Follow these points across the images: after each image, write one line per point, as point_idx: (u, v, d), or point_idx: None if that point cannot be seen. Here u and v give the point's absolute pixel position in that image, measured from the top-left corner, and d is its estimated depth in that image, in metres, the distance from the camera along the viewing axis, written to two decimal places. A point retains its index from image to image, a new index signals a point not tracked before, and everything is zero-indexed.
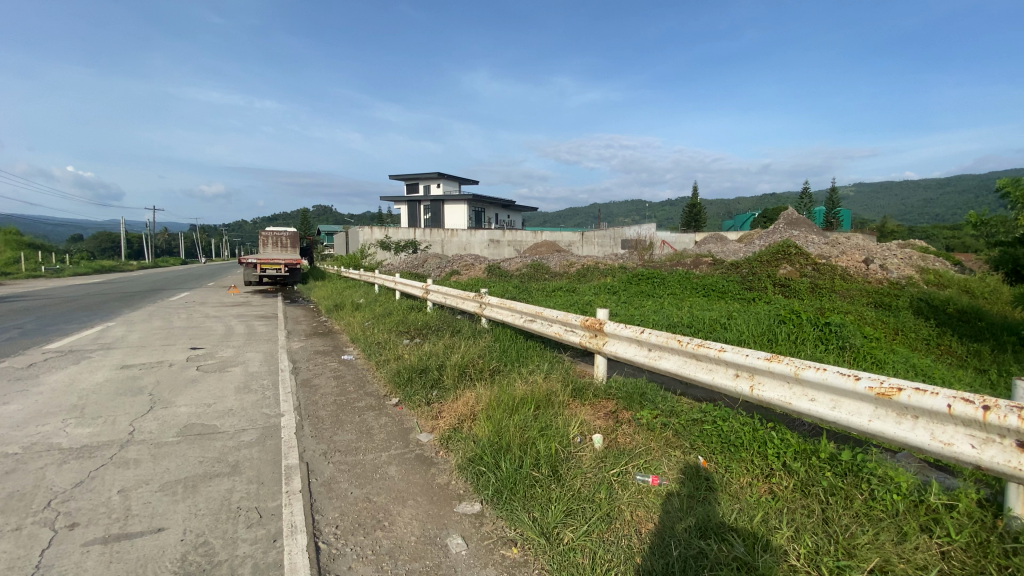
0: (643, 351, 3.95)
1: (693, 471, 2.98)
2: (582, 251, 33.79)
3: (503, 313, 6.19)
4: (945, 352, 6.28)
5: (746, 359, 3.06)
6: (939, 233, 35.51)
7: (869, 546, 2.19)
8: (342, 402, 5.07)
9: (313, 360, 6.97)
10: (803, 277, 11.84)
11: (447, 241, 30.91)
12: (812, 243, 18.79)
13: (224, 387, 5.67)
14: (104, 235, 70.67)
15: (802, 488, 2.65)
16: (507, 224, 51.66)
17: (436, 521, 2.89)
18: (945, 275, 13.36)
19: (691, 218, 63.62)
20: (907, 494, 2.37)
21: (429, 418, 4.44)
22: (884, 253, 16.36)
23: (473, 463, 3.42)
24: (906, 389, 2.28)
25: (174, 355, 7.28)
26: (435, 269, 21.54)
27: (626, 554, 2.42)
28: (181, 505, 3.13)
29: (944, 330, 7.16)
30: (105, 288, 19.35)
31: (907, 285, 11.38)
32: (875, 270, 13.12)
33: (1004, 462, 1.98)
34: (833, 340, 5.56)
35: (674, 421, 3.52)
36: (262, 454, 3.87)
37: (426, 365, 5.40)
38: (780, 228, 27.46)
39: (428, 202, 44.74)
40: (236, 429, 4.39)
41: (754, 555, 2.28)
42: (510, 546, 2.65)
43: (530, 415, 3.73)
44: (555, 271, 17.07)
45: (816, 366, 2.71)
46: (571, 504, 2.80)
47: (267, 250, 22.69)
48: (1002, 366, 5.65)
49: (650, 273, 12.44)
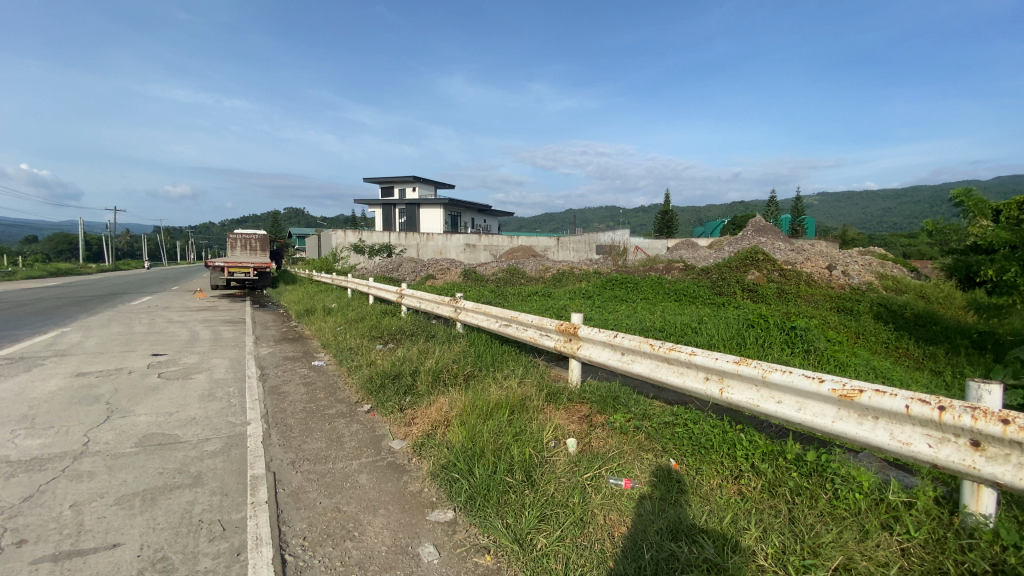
0: (616, 355, 3.98)
1: (665, 474, 3.01)
2: (558, 256, 34.04)
3: (479, 318, 6.13)
4: (903, 354, 6.56)
5: (716, 363, 3.11)
6: (896, 240, 37.18)
7: (833, 545, 2.25)
8: (312, 410, 4.94)
9: (281, 366, 6.77)
10: (769, 282, 12.22)
11: (423, 245, 30.69)
12: (780, 249, 19.42)
13: (187, 395, 5.47)
14: (61, 236, 67.98)
15: (769, 489, 2.70)
16: (483, 227, 51.70)
17: (408, 530, 2.83)
18: (902, 280, 13.96)
19: (663, 225, 65.04)
20: (868, 493, 2.44)
21: (402, 425, 4.37)
22: (846, 259, 17.04)
23: (446, 470, 3.37)
24: (867, 390, 2.36)
25: (134, 362, 6.97)
26: (409, 273, 21.37)
27: (599, 558, 2.43)
28: (139, 518, 3.00)
29: (903, 333, 7.47)
30: (94, 288, 20.61)
31: (868, 291, 11.84)
32: (838, 276, 13.64)
33: (959, 461, 2.06)
34: (798, 344, 5.74)
35: (646, 425, 3.56)
36: (226, 464, 3.73)
37: (398, 371, 5.31)
38: (748, 235, 28.42)
39: (404, 206, 44.40)
40: (199, 438, 4.23)
41: (724, 556, 2.32)
42: (483, 554, 2.62)
43: (504, 421, 3.70)
44: (531, 275, 17.18)
45: (783, 369, 2.76)
46: (544, 510, 2.78)
47: (234, 253, 22.08)
48: (956, 368, 5.91)
49: (624, 278, 12.56)
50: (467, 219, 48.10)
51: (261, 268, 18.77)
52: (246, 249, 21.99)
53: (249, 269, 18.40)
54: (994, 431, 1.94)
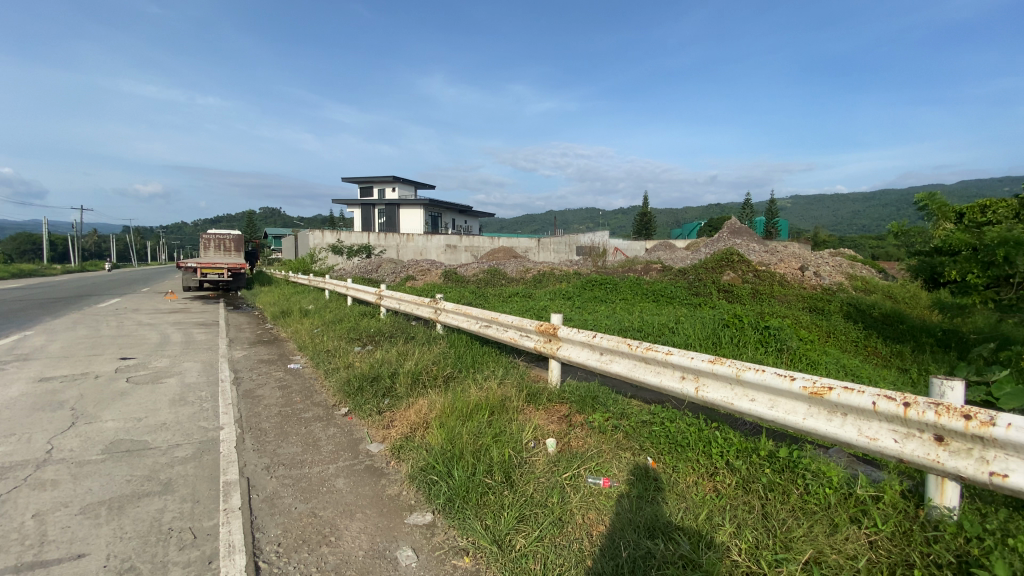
0: (595, 355, 4.01)
1: (642, 472, 3.04)
2: (539, 257, 34.17)
3: (459, 319, 6.11)
4: (872, 352, 6.78)
5: (691, 362, 3.17)
6: (865, 242, 38.42)
7: (804, 539, 2.30)
8: (287, 413, 4.84)
9: (256, 369, 6.61)
10: (744, 282, 12.50)
11: (402, 246, 30.45)
12: (754, 251, 19.88)
13: (157, 400, 5.31)
14: (24, 236, 65.47)
15: (743, 485, 2.75)
16: (463, 228, 51.57)
17: (386, 535, 2.80)
18: (870, 281, 14.43)
19: (642, 227, 65.90)
20: (837, 488, 2.51)
21: (380, 428, 4.32)
22: (818, 260, 17.55)
23: (424, 472, 3.35)
24: (836, 388, 2.43)
25: (101, 366, 6.74)
26: (389, 274, 21.18)
27: (577, 557, 2.44)
28: (106, 528, 2.90)
29: (871, 332, 7.72)
30: (76, 288, 20.96)
31: (838, 291, 12.19)
32: (810, 277, 14.03)
33: (924, 456, 2.14)
34: (771, 342, 5.88)
35: (624, 424, 3.59)
36: (197, 471, 3.63)
37: (377, 374, 5.24)
38: (723, 236, 29.03)
39: (384, 207, 43.99)
40: (169, 444, 4.12)
41: (699, 552, 2.35)
42: (462, 556, 2.61)
43: (484, 422, 3.69)
44: (512, 276, 17.20)
45: (756, 367, 2.83)
46: (523, 510, 2.79)
47: (207, 254, 21.54)
48: (921, 365, 6.13)
49: (604, 279, 12.68)
50: (448, 219, 47.89)
51: (235, 269, 18.35)
52: (220, 249, 21.48)
53: (223, 270, 17.97)
54: (957, 426, 2.02)
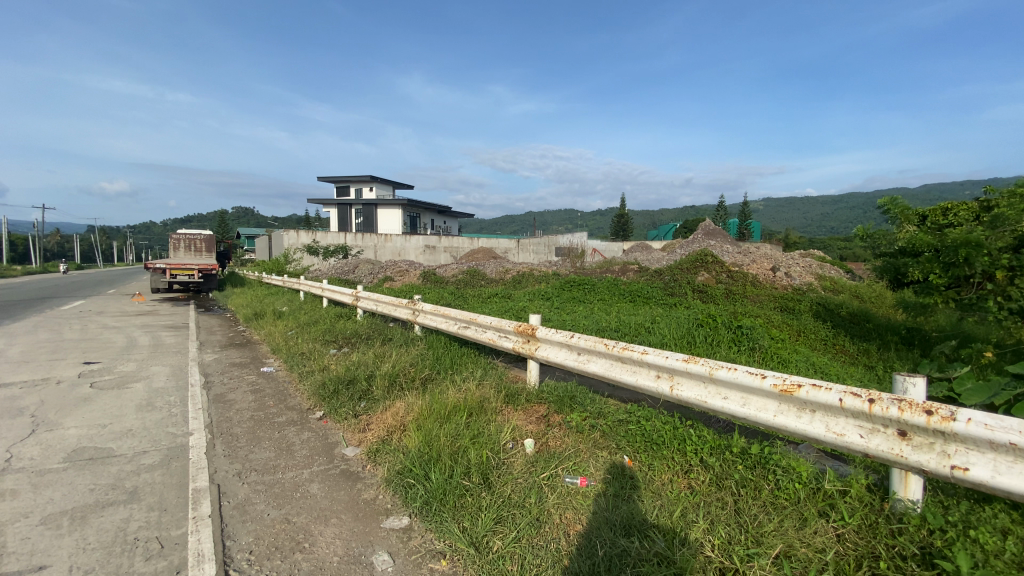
0: (573, 355, 4.03)
1: (619, 471, 3.06)
2: (518, 258, 34.21)
3: (437, 321, 6.06)
4: (840, 350, 6.99)
5: (666, 361, 3.21)
6: (833, 243, 39.76)
7: (775, 534, 2.35)
8: (260, 418, 4.73)
9: (227, 373, 6.44)
10: (718, 283, 12.77)
11: (380, 246, 30.12)
12: (728, 252, 20.30)
13: (123, 406, 5.12)
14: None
15: (716, 482, 2.81)
16: (442, 228, 51.31)
17: (362, 539, 2.76)
18: (838, 281, 14.91)
19: (620, 228, 66.68)
20: (806, 483, 2.58)
21: (356, 432, 4.26)
22: (789, 261, 18.04)
23: (401, 475, 3.31)
24: (805, 385, 2.50)
25: (63, 372, 6.47)
26: (366, 274, 20.95)
27: (554, 557, 2.45)
28: (68, 539, 2.78)
29: (839, 330, 7.97)
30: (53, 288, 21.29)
31: (808, 291, 12.55)
32: (781, 277, 14.41)
33: (888, 450, 2.21)
34: (744, 341, 6.01)
35: (601, 423, 3.62)
36: (165, 478, 3.52)
37: (353, 376, 5.17)
38: (698, 237, 29.63)
39: (361, 207, 43.44)
40: (136, 451, 3.98)
41: (673, 549, 2.39)
42: (439, 559, 2.59)
43: (462, 423, 3.68)
44: (491, 277, 17.18)
45: (728, 366, 2.88)
46: (500, 511, 2.79)
47: (177, 254, 20.91)
48: (886, 362, 6.35)
49: (582, 279, 12.78)
50: (426, 219, 47.60)
51: (206, 270, 17.87)
52: (190, 249, 20.89)
53: (193, 271, 17.47)
54: (918, 421, 2.10)
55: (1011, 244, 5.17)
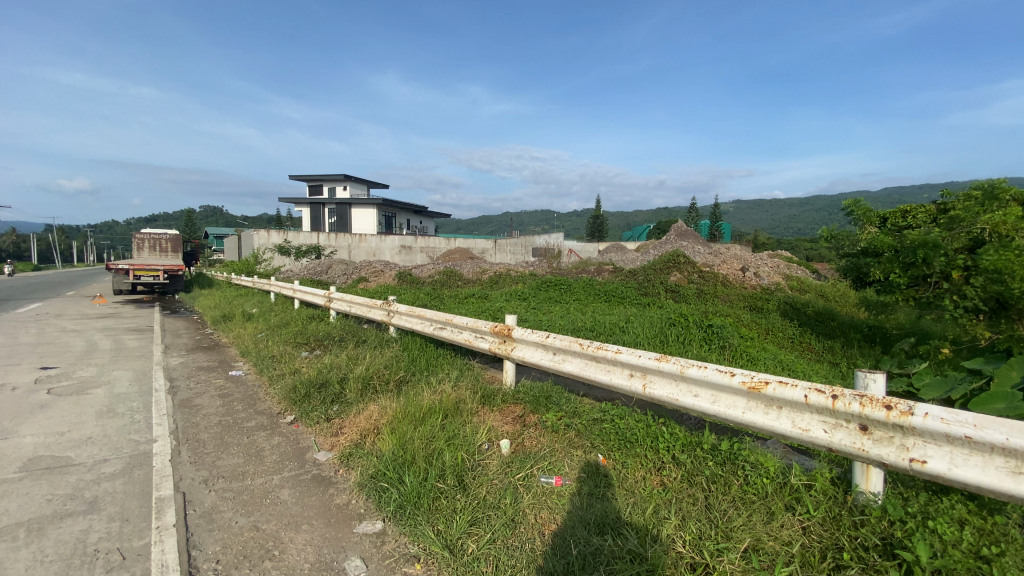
0: (548, 355, 4.05)
1: (593, 469, 3.09)
2: (494, 258, 34.22)
3: (413, 321, 6.00)
4: (806, 348, 7.22)
5: (639, 360, 3.26)
6: (800, 245, 41.13)
7: (743, 528, 2.41)
8: (228, 423, 4.60)
9: (194, 378, 6.23)
10: (690, 282, 13.03)
11: (355, 246, 29.71)
12: (700, 253, 20.73)
13: (82, 413, 4.91)
14: None
15: (688, 478, 2.86)
16: (418, 228, 50.91)
17: (334, 545, 2.71)
18: (805, 281, 15.38)
19: (595, 228, 67.37)
20: (774, 477, 2.64)
21: (328, 436, 4.18)
22: (758, 261, 18.54)
23: (374, 479, 3.27)
24: (771, 382, 2.57)
25: (16, 378, 6.15)
26: (340, 275, 20.62)
27: (529, 558, 2.46)
28: (23, 551, 2.65)
29: (805, 329, 8.22)
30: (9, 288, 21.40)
31: (775, 291, 12.93)
32: (750, 277, 14.79)
33: (850, 444, 2.29)
34: (715, 340, 6.14)
35: (576, 422, 3.65)
36: (127, 487, 3.39)
37: (325, 379, 5.07)
38: (671, 237, 30.27)
39: (335, 206, 42.74)
40: (96, 459, 3.82)
41: (645, 545, 2.42)
42: (413, 563, 2.57)
43: (437, 425, 3.65)
44: (467, 277, 17.13)
45: (699, 364, 2.93)
46: (475, 513, 2.78)
47: (141, 254, 20.17)
48: (850, 359, 6.58)
49: (558, 280, 12.86)
50: (402, 219, 47.15)
51: (172, 271, 17.29)
52: (155, 249, 20.17)
53: (158, 272, 16.88)
54: (878, 415, 2.18)
55: (967, 244, 5.42)
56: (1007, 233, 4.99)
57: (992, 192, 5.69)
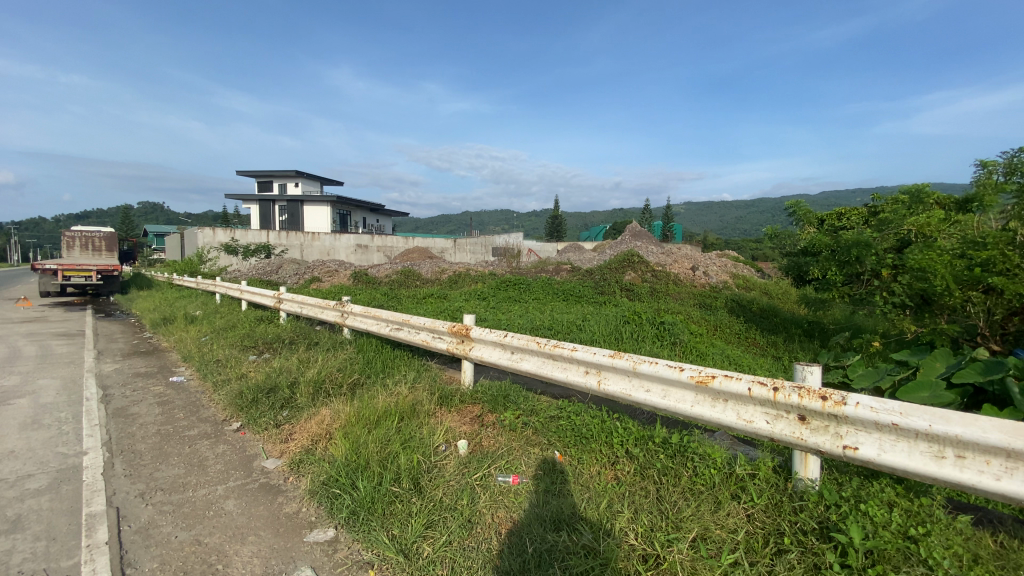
0: (506, 354, 4.05)
1: (549, 466, 3.12)
2: (453, 258, 33.96)
3: (368, 322, 5.87)
4: (751, 343, 7.57)
5: (594, 357, 3.31)
6: (745, 244, 43.28)
7: (692, 518, 2.49)
8: (168, 433, 4.34)
9: (130, 385, 5.85)
10: (644, 281, 13.38)
11: (308, 245, 28.76)
12: (653, 253, 21.33)
13: (2, 425, 4.50)
14: None
15: (640, 472, 2.93)
16: (376, 227, 49.93)
17: (282, 556, 2.62)
18: (750, 279, 16.09)
19: (554, 228, 68.11)
20: (721, 467, 2.75)
21: (278, 442, 4.03)
22: (708, 261, 19.27)
23: (326, 486, 3.17)
24: (718, 376, 2.67)
25: None
26: (292, 275, 19.91)
27: (486, 558, 2.45)
28: None
29: (751, 325, 8.61)
30: None
31: (723, 289, 13.48)
32: (700, 276, 15.35)
33: (790, 433, 2.41)
34: (666, 337, 6.34)
35: (533, 420, 3.67)
36: (54, 504, 3.14)
37: (274, 384, 4.87)
38: (625, 237, 31.06)
39: (286, 203, 41.21)
40: (18, 475, 3.52)
41: (599, 540, 2.46)
42: (366, 570, 2.51)
43: (392, 428, 3.58)
44: (425, 277, 16.92)
45: (650, 360, 3.01)
46: (431, 516, 2.75)
47: (71, 253, 18.75)
48: (791, 353, 6.95)
49: (516, 279, 12.90)
50: (358, 218, 46.04)
51: (107, 272, 16.17)
52: (87, 248, 18.82)
53: (91, 272, 15.75)
54: (815, 406, 2.31)
55: (894, 244, 5.88)
56: (930, 233, 5.44)
57: (917, 196, 6.18)
